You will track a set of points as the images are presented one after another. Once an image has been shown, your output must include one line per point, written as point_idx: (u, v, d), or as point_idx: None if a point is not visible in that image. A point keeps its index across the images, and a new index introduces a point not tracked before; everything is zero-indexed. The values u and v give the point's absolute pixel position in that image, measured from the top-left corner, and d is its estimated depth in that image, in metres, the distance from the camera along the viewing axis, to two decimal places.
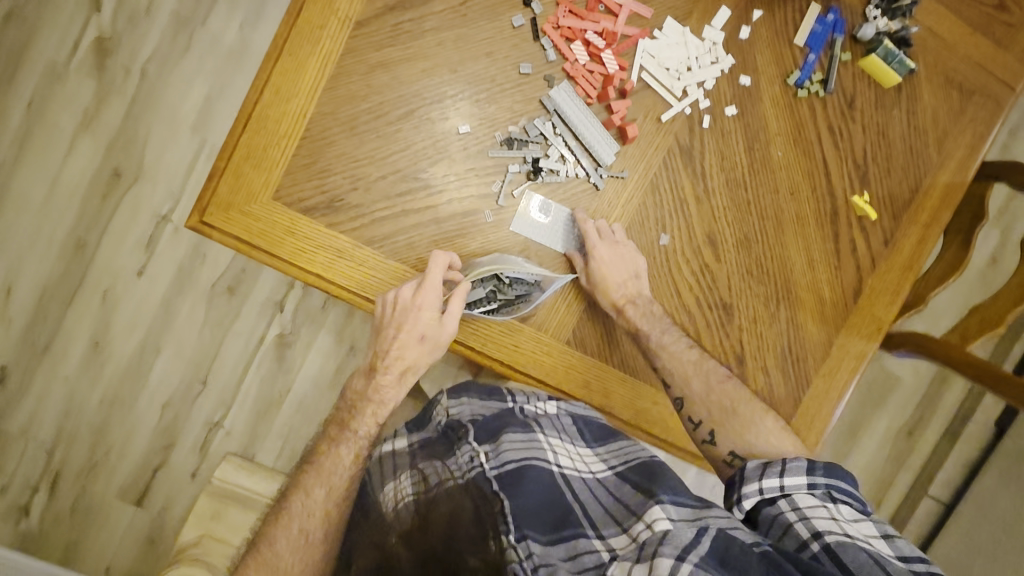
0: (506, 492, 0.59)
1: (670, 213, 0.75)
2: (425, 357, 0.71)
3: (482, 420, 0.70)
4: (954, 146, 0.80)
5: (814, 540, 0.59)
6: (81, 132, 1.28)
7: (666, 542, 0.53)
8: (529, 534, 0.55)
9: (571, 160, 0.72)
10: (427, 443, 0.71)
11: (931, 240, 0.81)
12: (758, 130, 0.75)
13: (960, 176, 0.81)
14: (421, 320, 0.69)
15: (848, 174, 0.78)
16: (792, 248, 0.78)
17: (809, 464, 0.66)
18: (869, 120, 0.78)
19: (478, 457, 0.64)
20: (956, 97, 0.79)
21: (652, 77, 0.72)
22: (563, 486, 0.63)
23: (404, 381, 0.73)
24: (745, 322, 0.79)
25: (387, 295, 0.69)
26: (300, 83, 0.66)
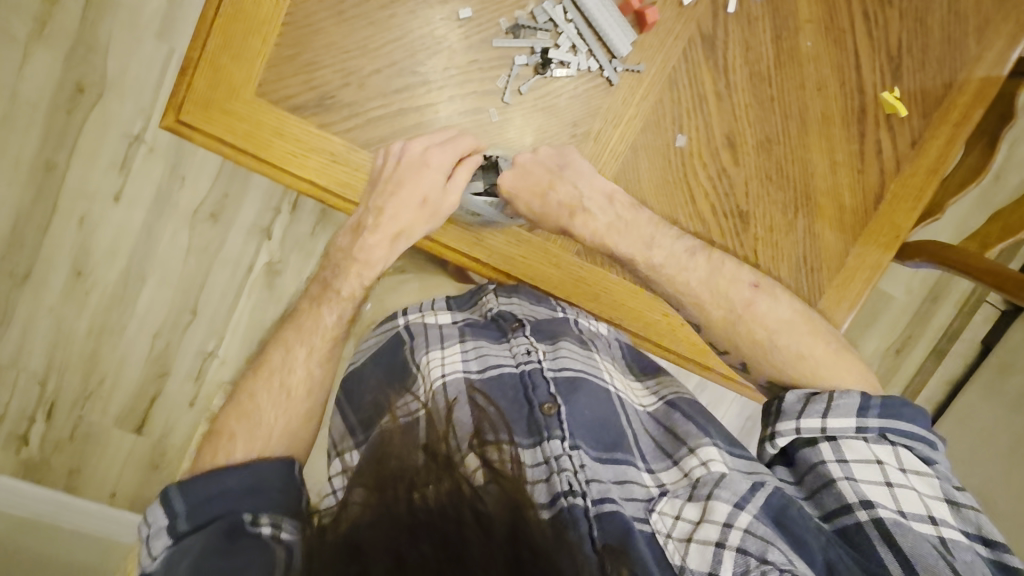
0: (562, 398, 0.61)
1: (688, 111, 0.70)
2: (421, 225, 0.66)
3: (535, 321, 0.69)
4: (996, 37, 0.74)
5: (862, 508, 0.54)
6: (35, 38, 1.16)
7: (723, 486, 0.56)
8: (581, 445, 0.59)
9: (584, 50, 0.65)
10: (473, 325, 0.69)
11: (960, 141, 0.76)
12: (787, 16, 0.69)
13: (998, 71, 0.75)
14: (425, 181, 0.64)
15: (881, 67, 0.72)
16: (814, 150, 0.74)
17: (862, 403, 0.59)
18: (907, 5, 0.71)
19: (534, 352, 0.65)
20: None
21: None
22: (617, 407, 0.64)
23: (394, 247, 0.66)
24: (761, 231, 0.75)
25: (391, 146, 0.64)
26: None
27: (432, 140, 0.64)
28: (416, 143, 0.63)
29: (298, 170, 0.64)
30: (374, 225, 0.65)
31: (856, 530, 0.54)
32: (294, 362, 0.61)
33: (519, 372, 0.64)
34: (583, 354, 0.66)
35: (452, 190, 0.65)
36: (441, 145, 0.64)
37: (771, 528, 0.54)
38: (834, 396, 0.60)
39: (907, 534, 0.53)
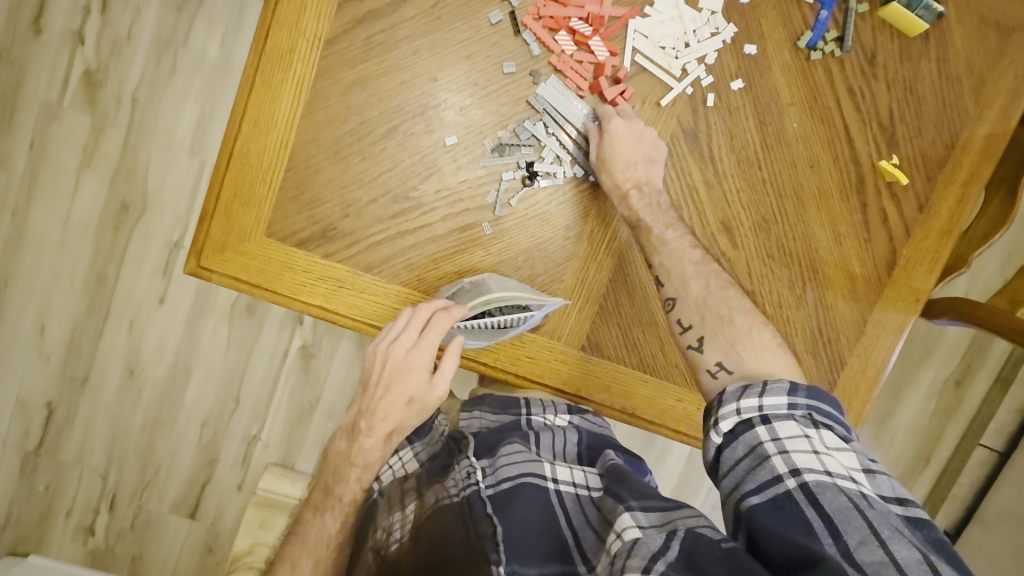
0: (499, 516, 0.58)
1: (679, 202, 0.71)
2: (413, 419, 0.67)
3: (485, 432, 0.71)
4: (995, 92, 0.72)
5: (791, 477, 0.53)
6: (84, 166, 1.28)
7: (633, 554, 0.52)
8: (518, 567, 0.55)
9: (568, 159, 0.68)
10: (432, 458, 0.72)
11: (972, 199, 0.74)
12: (769, 101, 0.69)
13: (1002, 126, 0.73)
14: (408, 385, 0.66)
15: (873, 137, 0.72)
16: (815, 224, 0.73)
17: (791, 385, 0.58)
18: (893, 75, 0.71)
19: (475, 474, 0.63)
20: (993, 37, 0.71)
21: (647, 59, 0.67)
22: (555, 508, 0.61)
23: (391, 444, 0.68)
24: (771, 308, 0.74)
25: (377, 347, 0.67)
26: (276, 111, 0.64)
27: (410, 339, 0.66)
28: (394, 347, 0.66)
29: (308, 301, 0.68)
30: (368, 430, 0.67)
31: (788, 501, 0.52)
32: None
33: (458, 502, 0.61)
34: (521, 456, 0.65)
35: (436, 383, 0.67)
36: (418, 345, 0.65)
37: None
38: (767, 381, 0.59)
39: (830, 499, 0.50)
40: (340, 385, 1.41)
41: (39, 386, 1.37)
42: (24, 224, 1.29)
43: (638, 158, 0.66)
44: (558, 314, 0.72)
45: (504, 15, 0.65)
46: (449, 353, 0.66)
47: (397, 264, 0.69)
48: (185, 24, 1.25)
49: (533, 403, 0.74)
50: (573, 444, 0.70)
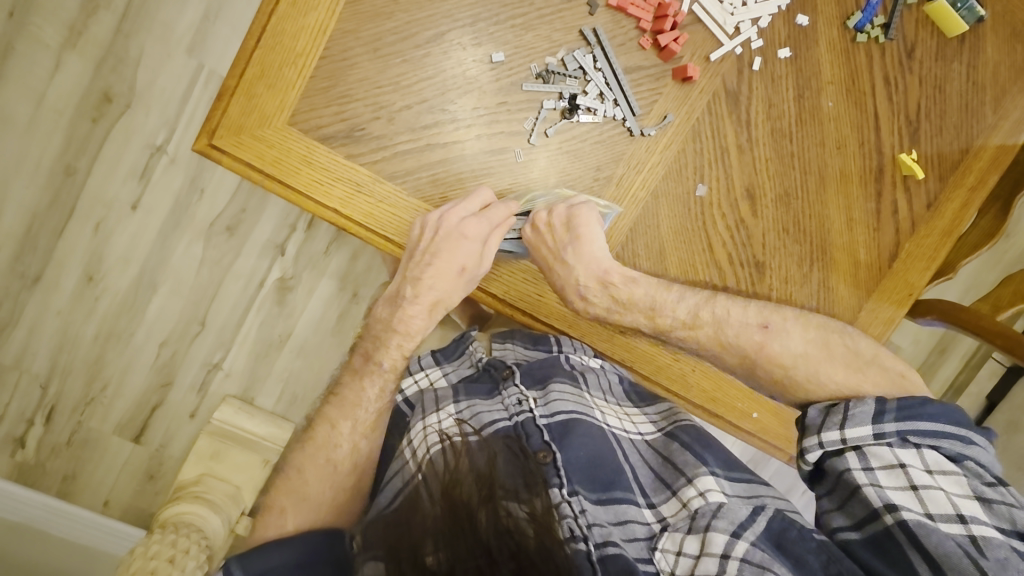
0: (556, 445, 0.66)
1: (709, 162, 0.70)
2: (457, 292, 0.68)
3: (526, 365, 0.76)
4: (1012, 106, 0.76)
5: (888, 513, 0.55)
6: (68, 48, 1.19)
7: (721, 516, 0.60)
8: (580, 491, 0.63)
9: (611, 99, 0.67)
10: (469, 378, 0.76)
11: (976, 206, 0.76)
12: (811, 75, 0.70)
13: (1014, 138, 0.76)
14: (465, 251, 0.65)
15: (898, 130, 0.74)
16: (831, 206, 0.74)
17: (878, 409, 0.59)
18: (926, 71, 0.73)
19: (526, 403, 0.70)
20: (1019, 53, 0.75)
21: (704, 11, 0.66)
22: (612, 443, 0.69)
23: (433, 314, 0.69)
24: (776, 282, 0.75)
25: (429, 216, 0.65)
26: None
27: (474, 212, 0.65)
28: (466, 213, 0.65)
29: (329, 203, 0.64)
30: (412, 296, 0.67)
31: (887, 538, 0.55)
32: (338, 437, 0.68)
33: (512, 424, 0.68)
34: (572, 396, 0.71)
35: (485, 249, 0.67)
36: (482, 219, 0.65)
37: (772, 554, 0.57)
38: (849, 407, 0.61)
39: (932, 540, 0.52)
40: (314, 323, 1.36)
41: None
42: None
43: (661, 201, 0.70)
44: None
45: None
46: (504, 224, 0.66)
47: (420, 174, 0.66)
48: None
49: (564, 341, 0.77)
50: (616, 385, 0.78)
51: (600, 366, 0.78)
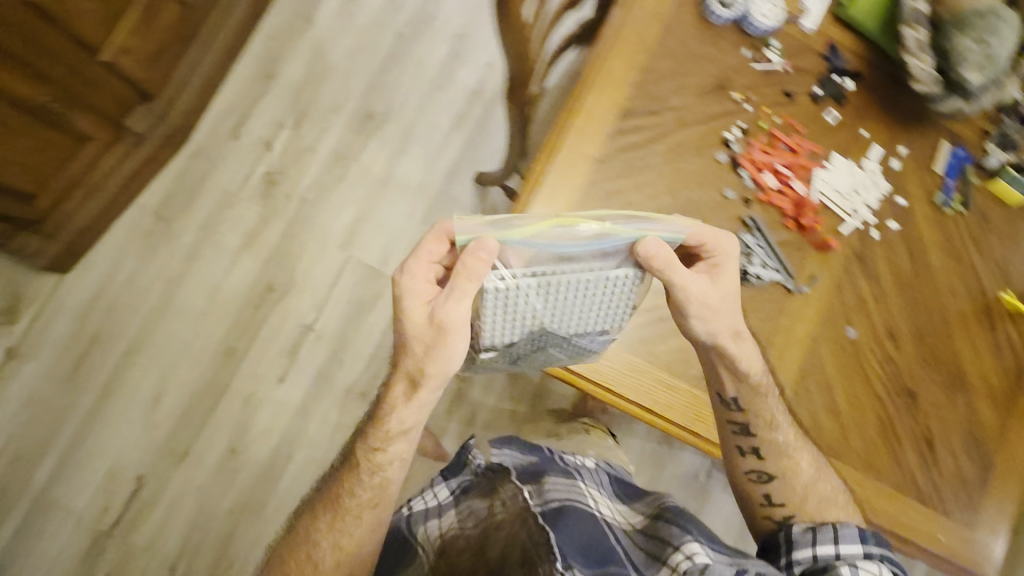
0: (552, 525, 0.66)
1: (854, 310, 0.86)
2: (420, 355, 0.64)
3: (520, 467, 0.79)
4: None
5: None
6: (243, 250, 1.42)
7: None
8: (574, 565, 0.62)
9: (771, 266, 0.84)
10: (468, 488, 0.77)
11: None
12: (916, 239, 0.89)
13: None
14: (412, 310, 0.64)
15: (995, 276, 0.91)
16: (958, 339, 0.88)
17: None
18: (1003, 230, 0.92)
19: (524, 494, 0.70)
20: None
21: (828, 199, 0.87)
22: (603, 527, 0.70)
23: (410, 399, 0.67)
24: (929, 408, 0.86)
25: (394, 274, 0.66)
26: (563, 190, 0.81)
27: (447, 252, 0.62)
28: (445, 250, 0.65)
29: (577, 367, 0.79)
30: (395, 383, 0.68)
31: None
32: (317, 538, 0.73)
33: (511, 513, 0.68)
34: (565, 487, 0.74)
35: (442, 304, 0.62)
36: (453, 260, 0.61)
37: None
38: None
39: None
40: None
41: (134, 456, 1.33)
42: (175, 295, 1.39)
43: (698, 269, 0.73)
44: None
45: (727, 155, 0.85)
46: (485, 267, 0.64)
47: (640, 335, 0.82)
48: (359, 145, 1.49)
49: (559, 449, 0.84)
50: (607, 482, 0.84)
51: (595, 465, 0.86)
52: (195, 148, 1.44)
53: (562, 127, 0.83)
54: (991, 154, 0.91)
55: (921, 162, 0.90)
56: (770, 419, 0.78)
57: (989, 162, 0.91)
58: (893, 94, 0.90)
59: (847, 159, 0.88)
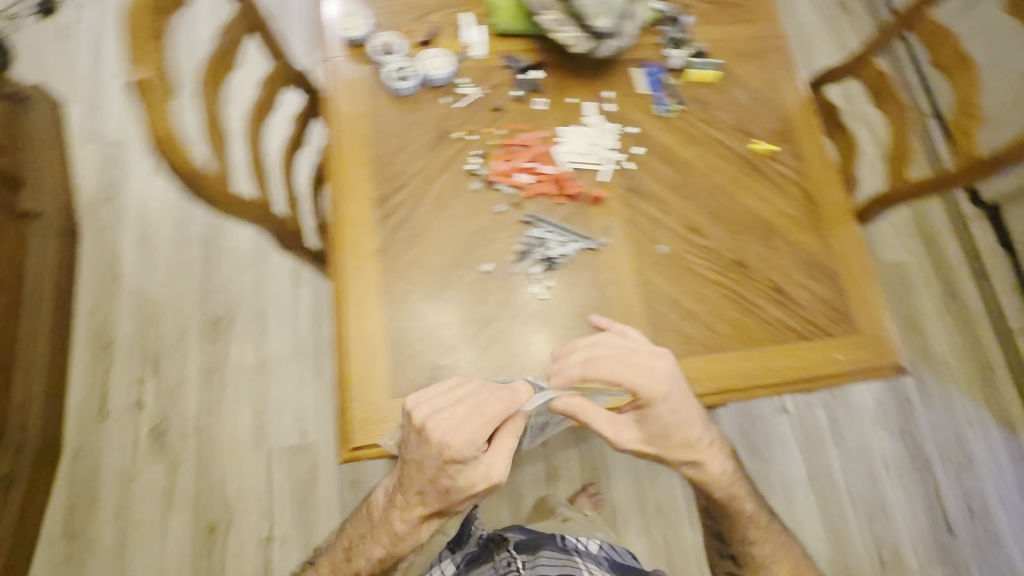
0: None
1: (652, 231, 0.96)
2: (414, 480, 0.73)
3: (521, 543, 0.93)
4: (783, 81, 1.09)
5: None
6: (168, 509, 1.37)
7: None
8: None
9: (569, 240, 0.92)
10: (473, 559, 0.94)
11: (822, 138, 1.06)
12: (663, 150, 1.01)
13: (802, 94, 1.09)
14: (410, 450, 0.72)
15: (739, 136, 1.04)
16: (745, 199, 1.00)
17: None
18: (722, 101, 1.06)
19: (514, 561, 0.87)
20: (757, 59, 1.10)
21: (578, 164, 0.98)
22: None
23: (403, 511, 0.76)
24: (760, 264, 0.96)
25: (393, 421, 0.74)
26: (369, 329, 0.85)
27: (431, 410, 0.71)
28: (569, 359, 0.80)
29: None
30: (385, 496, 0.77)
31: None
32: None
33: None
34: (557, 555, 0.88)
35: (417, 449, 0.71)
36: (435, 416, 0.70)
37: None
38: None
39: None
40: None
41: None
42: None
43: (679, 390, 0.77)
44: None
45: (479, 180, 0.94)
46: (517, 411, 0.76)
47: (526, 367, 0.85)
48: (222, 351, 1.51)
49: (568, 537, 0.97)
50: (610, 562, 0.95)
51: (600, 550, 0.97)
52: (72, 450, 1.40)
53: (337, 272, 0.88)
54: (672, 56, 1.06)
55: (627, 94, 1.04)
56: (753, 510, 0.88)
57: (675, 64, 1.06)
58: (573, 60, 1.04)
59: (572, 127, 1.00)
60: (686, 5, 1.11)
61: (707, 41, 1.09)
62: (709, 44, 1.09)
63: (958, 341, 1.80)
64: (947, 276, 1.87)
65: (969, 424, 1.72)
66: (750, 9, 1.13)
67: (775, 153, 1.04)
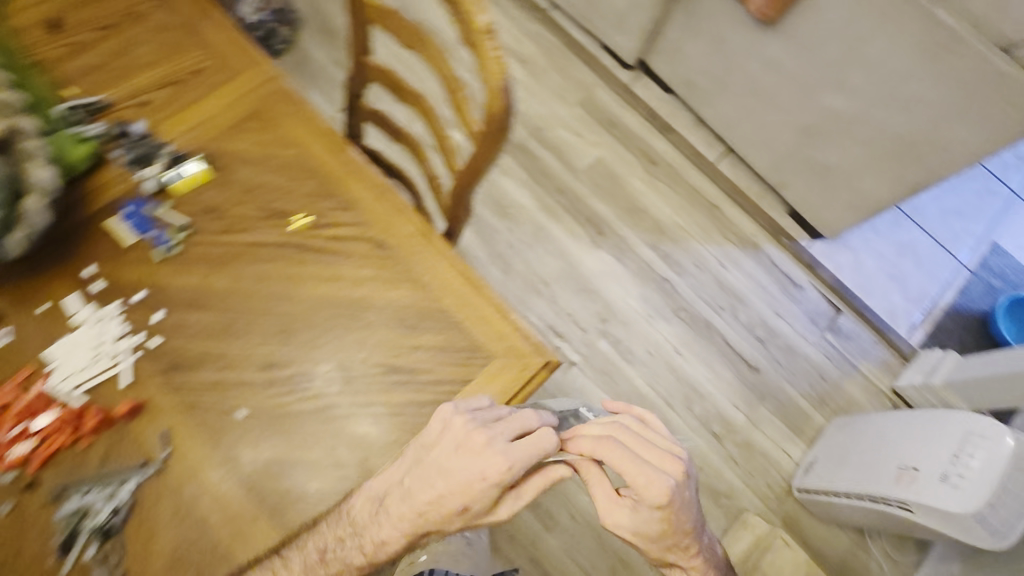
0: None
1: (220, 401, 0.78)
2: (438, 461, 0.66)
3: None
4: (295, 130, 0.95)
5: None
6: None
7: None
8: None
9: (116, 487, 0.71)
10: None
11: (364, 169, 0.93)
12: (189, 295, 0.82)
13: (322, 132, 0.95)
14: (429, 423, 0.69)
15: (271, 224, 0.89)
16: (310, 291, 0.85)
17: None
18: (233, 195, 0.90)
19: None
20: (256, 122, 0.95)
21: (89, 383, 0.76)
22: None
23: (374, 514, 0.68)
24: (360, 354, 0.82)
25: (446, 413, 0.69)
26: None
27: (475, 419, 0.68)
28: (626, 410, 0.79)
29: None
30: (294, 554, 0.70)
31: None
32: None
33: None
34: None
35: (423, 484, 0.66)
36: (478, 419, 0.68)
37: None
38: None
39: None
40: None
41: None
42: None
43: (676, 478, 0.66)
44: (247, 559, 0.71)
45: None
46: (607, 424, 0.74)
47: None
48: None
49: None
50: None
51: None
52: None
53: None
54: (147, 179, 0.87)
55: (113, 257, 0.82)
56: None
57: (153, 187, 0.86)
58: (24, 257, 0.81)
59: (59, 341, 0.77)
60: (137, 102, 0.93)
61: (185, 135, 0.92)
62: (188, 139, 0.92)
63: (677, 198, 1.85)
64: (640, 146, 1.90)
65: (722, 266, 1.78)
66: (218, 68, 0.97)
67: (318, 218, 0.90)
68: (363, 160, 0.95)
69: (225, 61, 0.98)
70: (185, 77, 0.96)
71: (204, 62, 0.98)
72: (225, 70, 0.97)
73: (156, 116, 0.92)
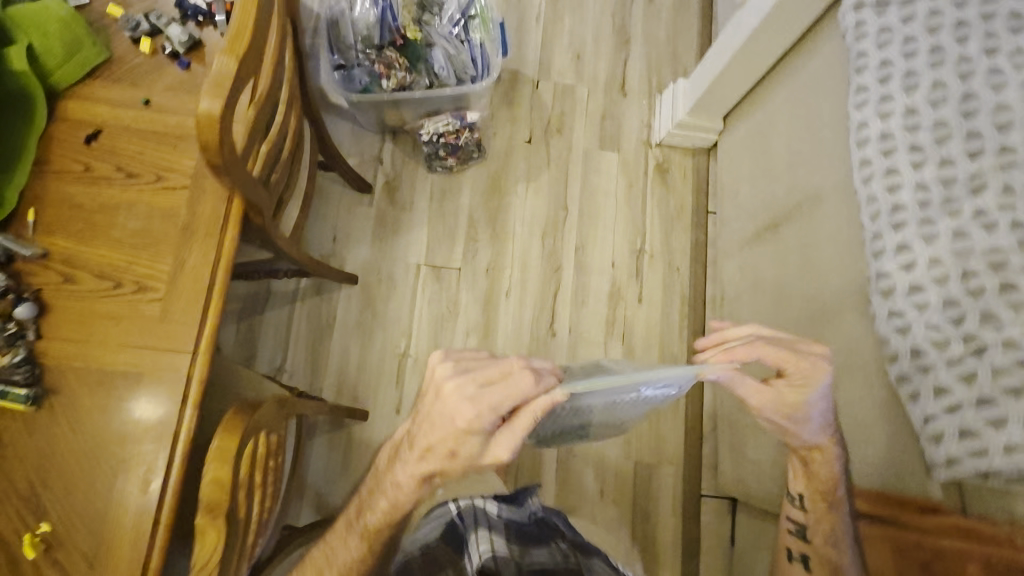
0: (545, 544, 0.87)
1: None
2: (457, 417, 0.71)
3: (523, 526, 0.93)
4: (139, 428, 0.79)
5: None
6: None
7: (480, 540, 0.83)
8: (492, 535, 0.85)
9: None
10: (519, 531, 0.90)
11: (144, 534, 0.75)
12: None
13: (157, 454, 0.78)
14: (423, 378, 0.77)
15: (19, 512, 0.76)
16: None
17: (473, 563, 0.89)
18: (25, 447, 0.78)
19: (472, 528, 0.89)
20: (122, 385, 0.80)
21: None
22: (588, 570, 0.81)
23: (421, 459, 0.77)
24: None
25: (430, 371, 0.76)
26: None
27: (453, 372, 0.74)
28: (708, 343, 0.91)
29: None
30: (412, 443, 0.78)
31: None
32: None
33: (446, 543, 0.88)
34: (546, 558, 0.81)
35: (431, 429, 0.75)
36: (464, 384, 0.72)
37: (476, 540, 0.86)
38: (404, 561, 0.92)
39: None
40: None
41: None
42: None
43: (799, 377, 0.83)
44: None
45: None
46: (544, 374, 0.73)
47: None
48: None
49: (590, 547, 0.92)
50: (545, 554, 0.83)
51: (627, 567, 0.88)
52: None
53: None
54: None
55: None
56: (825, 531, 0.94)
57: None
58: None
59: None
60: (63, 273, 0.83)
61: (61, 344, 0.80)
62: (58, 351, 0.80)
63: None
64: (644, 559, 1.49)
65: None
66: (156, 294, 0.83)
67: (56, 545, 0.75)
68: (154, 523, 0.76)
69: (169, 293, 0.83)
70: (123, 283, 0.83)
71: (154, 277, 0.83)
72: (159, 303, 0.83)
73: (60, 304, 0.82)
